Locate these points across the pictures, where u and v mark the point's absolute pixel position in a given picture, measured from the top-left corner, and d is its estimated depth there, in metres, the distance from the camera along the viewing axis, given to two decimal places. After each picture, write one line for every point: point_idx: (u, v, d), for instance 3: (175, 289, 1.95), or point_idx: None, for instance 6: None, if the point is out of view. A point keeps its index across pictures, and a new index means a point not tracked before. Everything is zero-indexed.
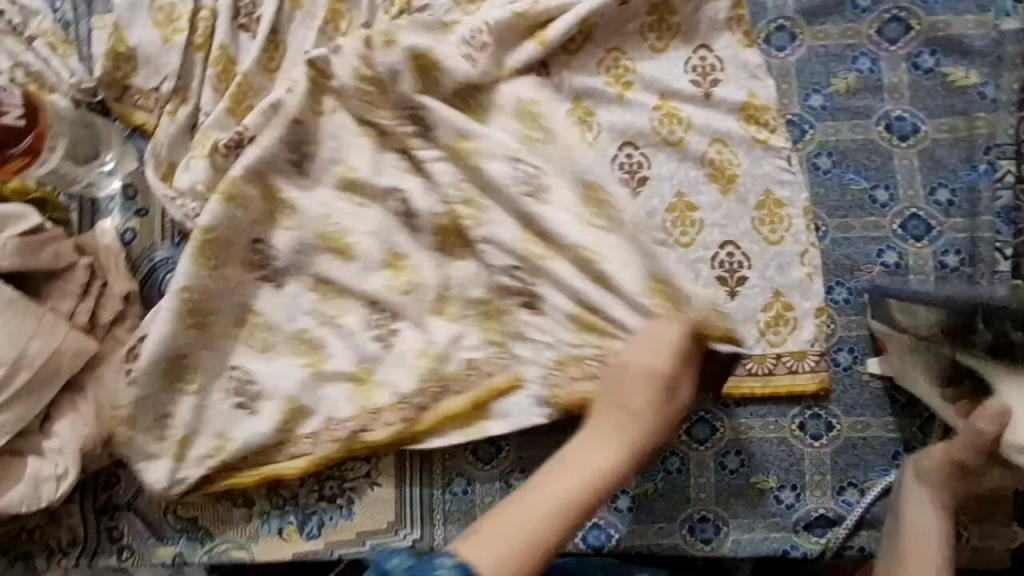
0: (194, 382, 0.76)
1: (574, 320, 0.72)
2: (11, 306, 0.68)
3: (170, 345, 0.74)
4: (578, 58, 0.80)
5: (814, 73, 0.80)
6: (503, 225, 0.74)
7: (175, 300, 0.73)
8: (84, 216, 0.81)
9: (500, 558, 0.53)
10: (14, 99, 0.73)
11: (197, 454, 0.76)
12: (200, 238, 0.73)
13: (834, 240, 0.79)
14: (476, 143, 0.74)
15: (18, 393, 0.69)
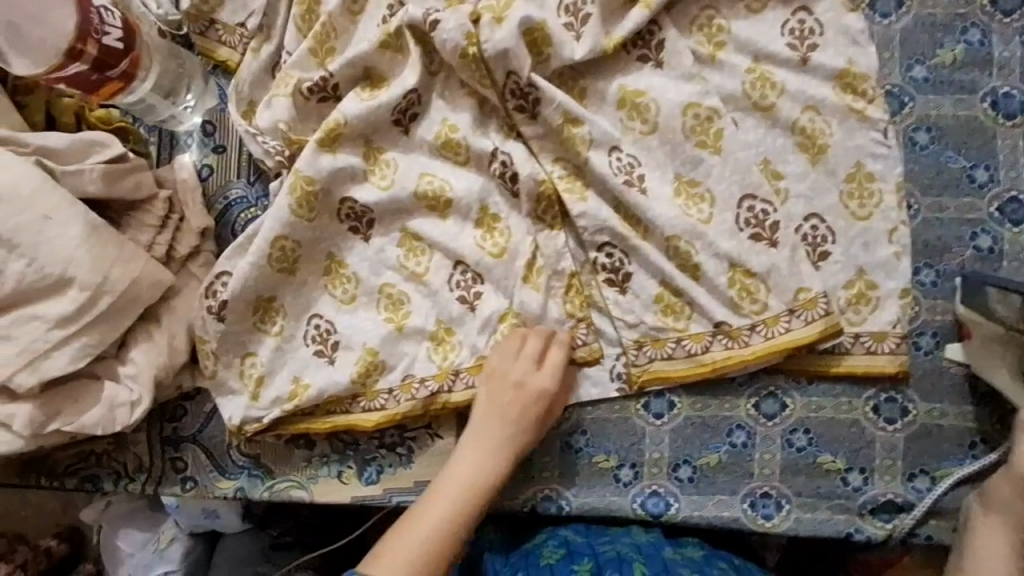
0: (271, 325, 0.77)
1: (658, 302, 0.77)
2: (97, 231, 0.68)
3: (256, 286, 0.75)
4: (671, 15, 0.77)
5: (919, 43, 0.76)
6: (597, 205, 0.76)
7: (269, 246, 0.75)
8: (163, 149, 0.81)
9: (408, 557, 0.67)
10: (115, 20, 0.68)
11: (263, 391, 0.77)
12: (300, 187, 0.74)
13: (926, 220, 0.76)
14: (584, 129, 0.75)
15: (99, 318, 0.69)
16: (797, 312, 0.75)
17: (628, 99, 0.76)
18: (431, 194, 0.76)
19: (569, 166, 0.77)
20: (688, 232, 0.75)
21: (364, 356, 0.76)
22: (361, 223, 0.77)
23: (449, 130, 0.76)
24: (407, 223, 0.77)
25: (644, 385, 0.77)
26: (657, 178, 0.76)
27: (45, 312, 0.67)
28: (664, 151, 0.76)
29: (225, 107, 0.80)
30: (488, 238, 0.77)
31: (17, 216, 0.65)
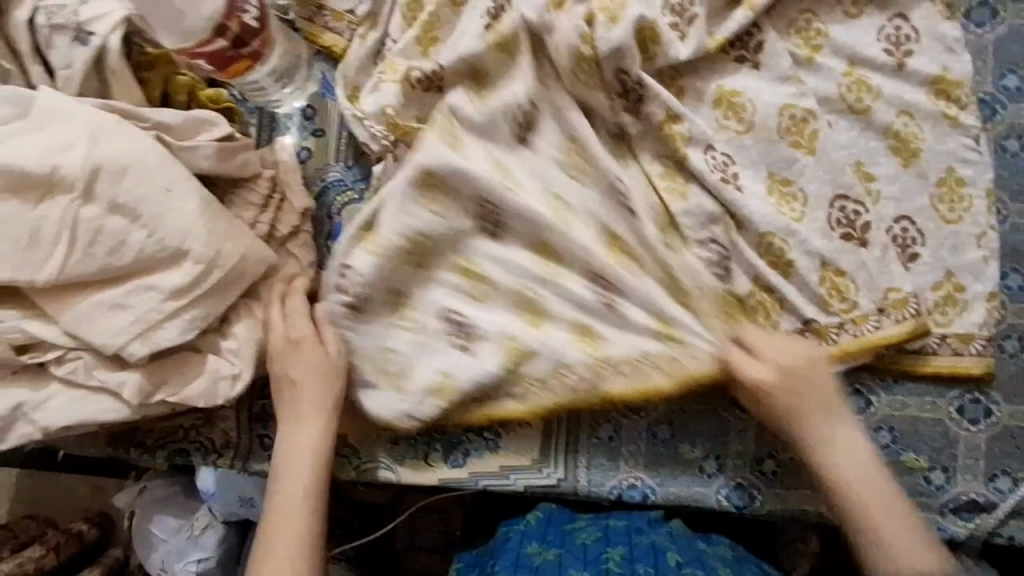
0: (404, 317, 0.78)
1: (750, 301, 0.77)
2: (211, 205, 0.70)
3: (385, 275, 0.77)
4: (771, 17, 0.79)
5: (1013, 53, 0.77)
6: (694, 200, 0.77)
7: (403, 239, 0.76)
8: (263, 131, 0.82)
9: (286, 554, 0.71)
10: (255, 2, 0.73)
11: (412, 383, 0.77)
12: (427, 184, 0.75)
13: (1014, 226, 0.77)
14: (684, 125, 0.77)
15: (209, 291, 0.71)
16: (886, 313, 0.75)
17: (728, 97, 0.78)
18: (534, 187, 0.76)
19: (665, 160, 0.78)
20: (783, 229, 0.76)
21: (508, 347, 0.76)
22: (492, 225, 0.77)
23: (550, 120, 0.77)
24: (506, 213, 0.76)
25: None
26: (753, 175, 0.77)
27: (161, 283, 0.68)
28: (763, 149, 0.77)
29: (327, 92, 0.82)
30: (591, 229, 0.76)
31: (141, 186, 0.66)
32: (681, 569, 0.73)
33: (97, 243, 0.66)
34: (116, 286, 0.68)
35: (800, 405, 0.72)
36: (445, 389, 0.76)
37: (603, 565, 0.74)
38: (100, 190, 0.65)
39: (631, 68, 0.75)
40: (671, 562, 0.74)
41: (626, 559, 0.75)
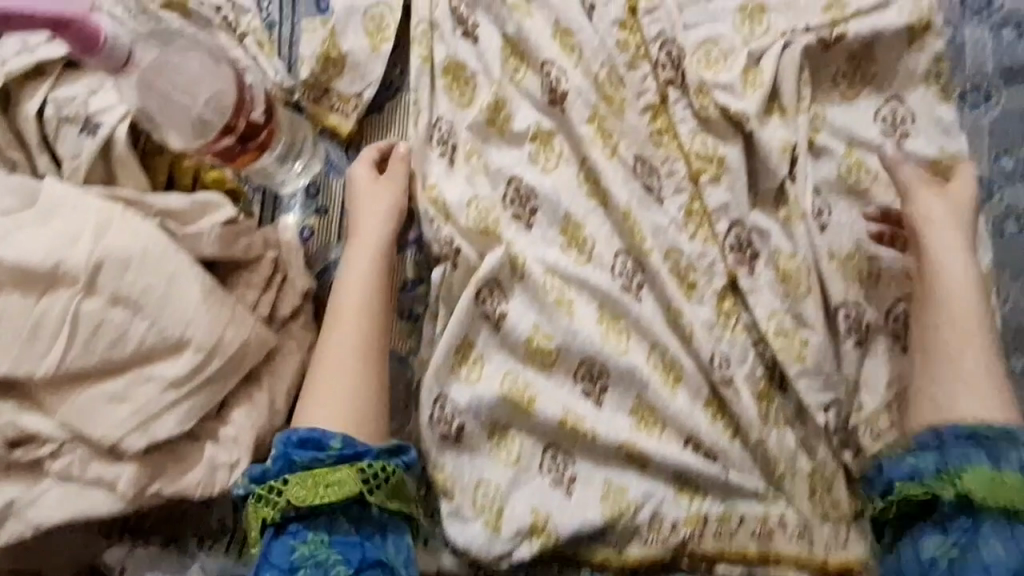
0: (511, 453, 0.77)
1: (754, 384, 0.77)
2: (213, 292, 0.69)
3: (498, 411, 0.77)
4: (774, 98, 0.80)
5: (1009, 135, 0.78)
6: (698, 281, 0.78)
7: (503, 381, 0.77)
8: (266, 209, 0.82)
9: (350, 338, 0.74)
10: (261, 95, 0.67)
11: (500, 522, 0.75)
12: (537, 342, 0.77)
13: (1015, 307, 0.77)
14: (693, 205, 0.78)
15: (208, 380, 0.70)
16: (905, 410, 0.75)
17: (733, 180, 0.77)
18: (553, 288, 0.77)
19: (668, 243, 0.78)
20: (786, 310, 0.76)
21: (608, 494, 0.76)
22: (594, 386, 0.77)
23: (568, 219, 0.79)
24: (538, 316, 0.77)
25: (748, 465, 0.76)
26: (763, 258, 0.77)
27: (161, 373, 0.68)
28: (769, 232, 0.77)
29: (332, 171, 0.82)
30: (606, 321, 0.78)
31: (144, 277, 0.66)
32: None
33: (98, 336, 0.65)
34: (114, 378, 0.67)
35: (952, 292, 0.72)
36: (543, 529, 0.75)
37: None
38: (102, 283, 0.65)
39: None
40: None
41: None
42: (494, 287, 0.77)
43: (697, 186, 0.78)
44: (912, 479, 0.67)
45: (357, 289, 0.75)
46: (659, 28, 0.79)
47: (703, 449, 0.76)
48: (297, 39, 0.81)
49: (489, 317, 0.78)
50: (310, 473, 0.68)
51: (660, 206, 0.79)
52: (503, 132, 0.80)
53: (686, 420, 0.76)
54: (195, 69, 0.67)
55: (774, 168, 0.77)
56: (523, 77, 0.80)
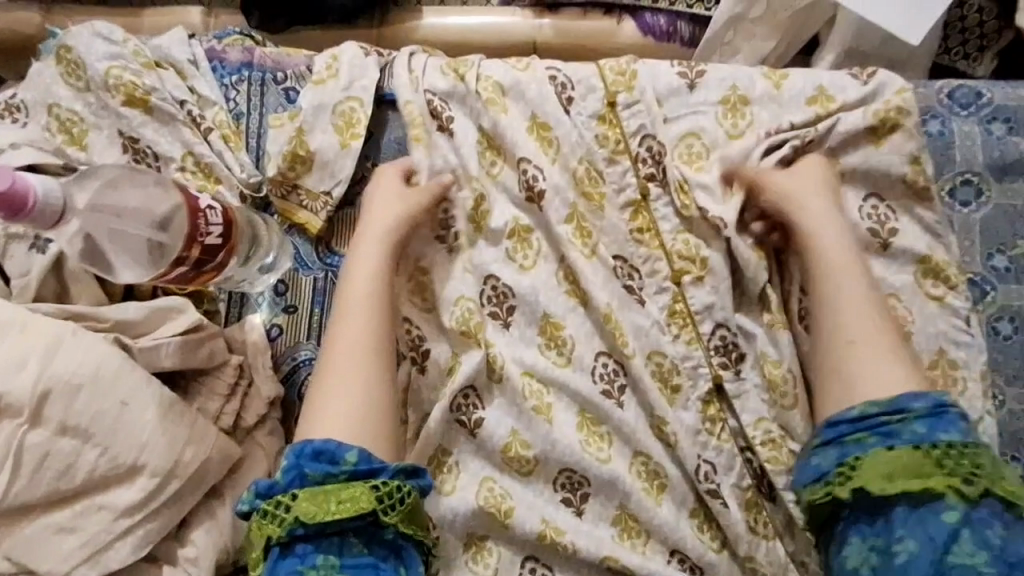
0: (488, 566, 0.73)
1: (742, 494, 0.73)
2: (171, 409, 0.66)
3: (473, 522, 0.73)
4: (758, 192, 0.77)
5: (999, 230, 0.76)
6: (682, 387, 0.74)
7: (479, 489, 0.73)
8: (232, 307, 0.79)
9: (360, 346, 0.70)
10: (217, 217, 0.62)
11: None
12: (513, 450, 0.73)
13: (1011, 411, 0.74)
14: (674, 309, 0.75)
15: (167, 502, 0.66)
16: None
17: (713, 281, 0.74)
18: (534, 391, 0.74)
19: (650, 345, 0.74)
20: (773, 417, 0.73)
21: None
22: (574, 494, 0.74)
23: (547, 319, 0.75)
24: (514, 421, 0.74)
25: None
26: (749, 361, 0.74)
27: (113, 502, 0.64)
28: (755, 333, 0.75)
29: (301, 266, 0.79)
30: (585, 428, 0.74)
31: (96, 403, 0.63)
32: None
33: (45, 468, 0.61)
34: (66, 507, 0.64)
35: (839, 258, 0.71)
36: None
37: None
38: (50, 413, 0.61)
39: None
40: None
41: None
42: (470, 390, 0.74)
43: (680, 287, 0.75)
44: (819, 482, 0.65)
45: (364, 293, 0.72)
46: (637, 125, 0.77)
47: (688, 561, 0.72)
48: (265, 130, 0.79)
49: (464, 424, 0.74)
50: (322, 488, 0.63)
51: (642, 308, 0.75)
52: (480, 229, 0.77)
53: (671, 532, 0.72)
54: (140, 197, 0.61)
55: (757, 269, 0.74)
56: (499, 172, 0.77)
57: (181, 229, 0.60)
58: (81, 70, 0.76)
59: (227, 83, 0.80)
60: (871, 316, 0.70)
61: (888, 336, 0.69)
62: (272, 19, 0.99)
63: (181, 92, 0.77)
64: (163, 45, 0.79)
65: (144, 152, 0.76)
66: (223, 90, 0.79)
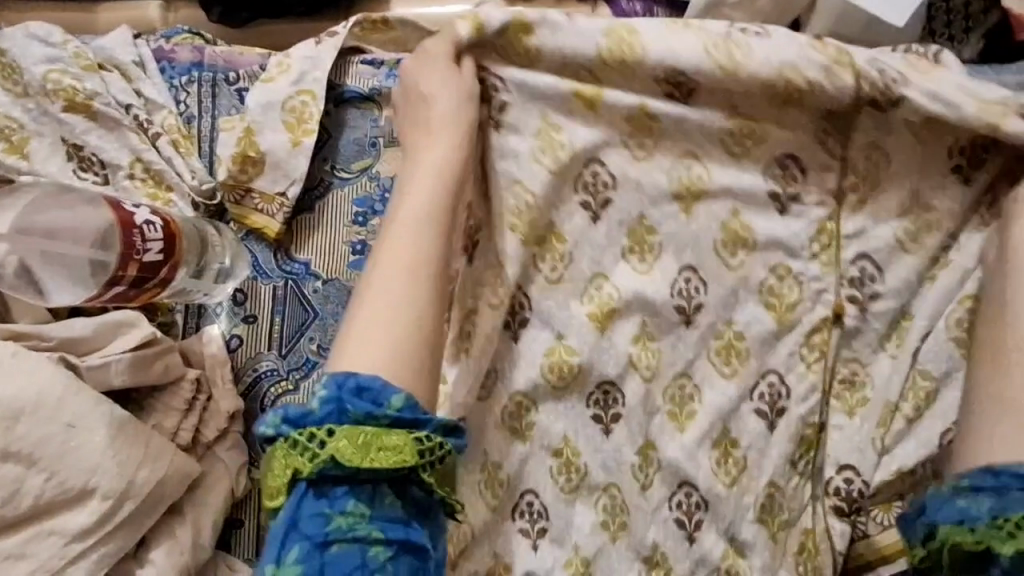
0: (496, 497, 0.71)
1: (715, 494, 0.72)
2: (122, 429, 0.64)
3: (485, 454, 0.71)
4: None
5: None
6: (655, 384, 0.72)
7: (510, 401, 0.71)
8: (190, 319, 0.76)
9: (415, 261, 0.56)
10: (155, 232, 0.60)
11: (461, 560, 0.71)
12: (560, 354, 0.71)
13: None
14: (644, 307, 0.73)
15: (121, 523, 0.64)
16: (907, 497, 0.73)
17: (879, 207, 0.72)
18: (599, 297, 0.72)
19: (773, 257, 0.73)
20: (865, 360, 0.73)
21: (573, 560, 0.71)
22: (606, 414, 0.72)
23: (641, 221, 0.72)
24: (558, 325, 0.72)
25: (745, 512, 0.72)
26: (886, 294, 0.72)
27: (64, 527, 0.62)
28: (891, 268, 0.72)
29: (260, 275, 0.77)
30: (638, 342, 0.73)
31: (40, 427, 0.60)
32: None
33: None
34: (13, 533, 0.61)
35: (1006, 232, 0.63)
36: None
37: None
38: None
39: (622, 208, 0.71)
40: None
41: None
42: (521, 295, 0.72)
43: (841, 205, 0.73)
44: (960, 526, 0.50)
45: (425, 195, 0.59)
46: None
47: (695, 494, 0.72)
48: (217, 133, 0.76)
49: (510, 328, 0.72)
50: (364, 431, 0.50)
51: (783, 217, 0.73)
52: None
53: (685, 464, 0.72)
54: (68, 217, 0.60)
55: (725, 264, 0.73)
56: None
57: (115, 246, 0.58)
58: (18, 75, 0.73)
59: (177, 84, 0.77)
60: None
61: None
62: (234, 12, 0.89)
63: (126, 95, 0.74)
64: (105, 46, 0.76)
65: (90, 159, 0.73)
66: (171, 92, 0.76)
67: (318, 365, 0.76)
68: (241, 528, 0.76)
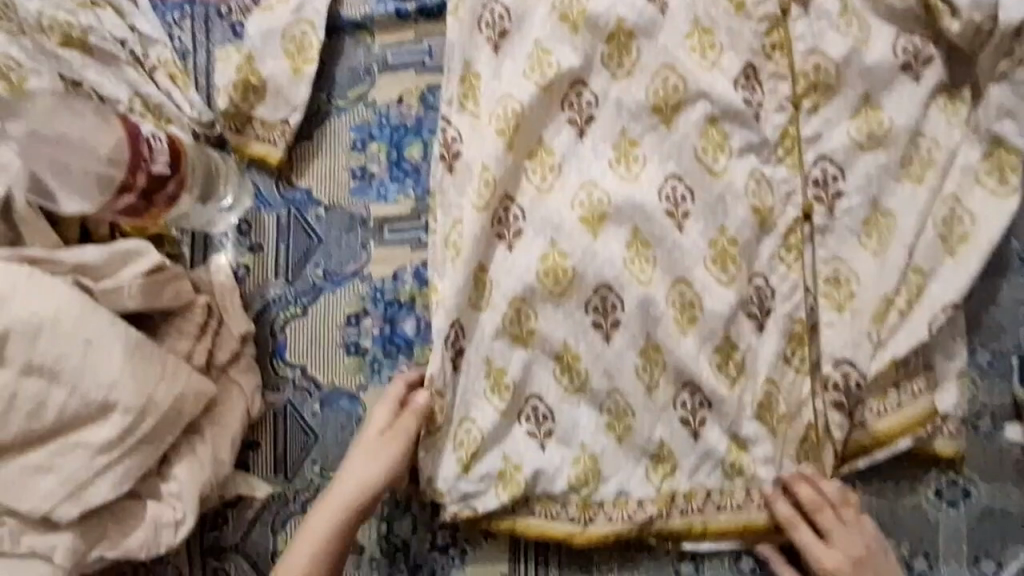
0: (503, 400, 0.75)
1: (715, 391, 0.74)
2: (139, 347, 0.66)
3: (490, 358, 0.75)
4: (716, 94, 0.75)
5: (1011, 102, 0.73)
6: (653, 294, 0.74)
7: (508, 307, 0.75)
8: (197, 250, 0.78)
9: (322, 533, 0.71)
10: (162, 146, 0.64)
11: (474, 464, 0.74)
12: (553, 261, 0.75)
13: (981, 300, 0.75)
14: (639, 221, 0.75)
15: (143, 439, 0.67)
16: (904, 386, 0.73)
17: (833, 111, 0.75)
18: (591, 202, 0.75)
19: (749, 162, 0.76)
20: (847, 258, 0.75)
21: (582, 458, 0.75)
22: (606, 318, 0.75)
23: (623, 135, 0.77)
24: (554, 232, 0.75)
25: (745, 411, 0.74)
26: (849, 191, 0.74)
27: (88, 440, 0.64)
28: (856, 167, 0.74)
29: (263, 205, 0.78)
30: (634, 248, 0.75)
31: (58, 344, 0.62)
32: None
33: (12, 410, 0.61)
34: (39, 449, 0.64)
35: (789, 518, 0.73)
36: (513, 480, 0.74)
37: None
38: (12, 354, 0.61)
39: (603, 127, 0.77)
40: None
41: None
42: (507, 203, 0.77)
43: (798, 109, 0.76)
44: None
45: (351, 489, 0.72)
46: (591, 39, 0.76)
47: (700, 395, 0.75)
48: (213, 67, 0.77)
49: (502, 236, 0.76)
50: None
51: (758, 123, 0.76)
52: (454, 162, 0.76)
53: (690, 367, 0.74)
54: (80, 131, 0.63)
55: (711, 173, 0.75)
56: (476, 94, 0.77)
57: (122, 157, 0.62)
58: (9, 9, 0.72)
59: (170, 21, 0.78)
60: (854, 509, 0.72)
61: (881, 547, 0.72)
62: None
63: (121, 32, 0.75)
64: None
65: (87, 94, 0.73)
66: (165, 27, 0.78)
67: (325, 290, 0.78)
68: (259, 449, 0.79)
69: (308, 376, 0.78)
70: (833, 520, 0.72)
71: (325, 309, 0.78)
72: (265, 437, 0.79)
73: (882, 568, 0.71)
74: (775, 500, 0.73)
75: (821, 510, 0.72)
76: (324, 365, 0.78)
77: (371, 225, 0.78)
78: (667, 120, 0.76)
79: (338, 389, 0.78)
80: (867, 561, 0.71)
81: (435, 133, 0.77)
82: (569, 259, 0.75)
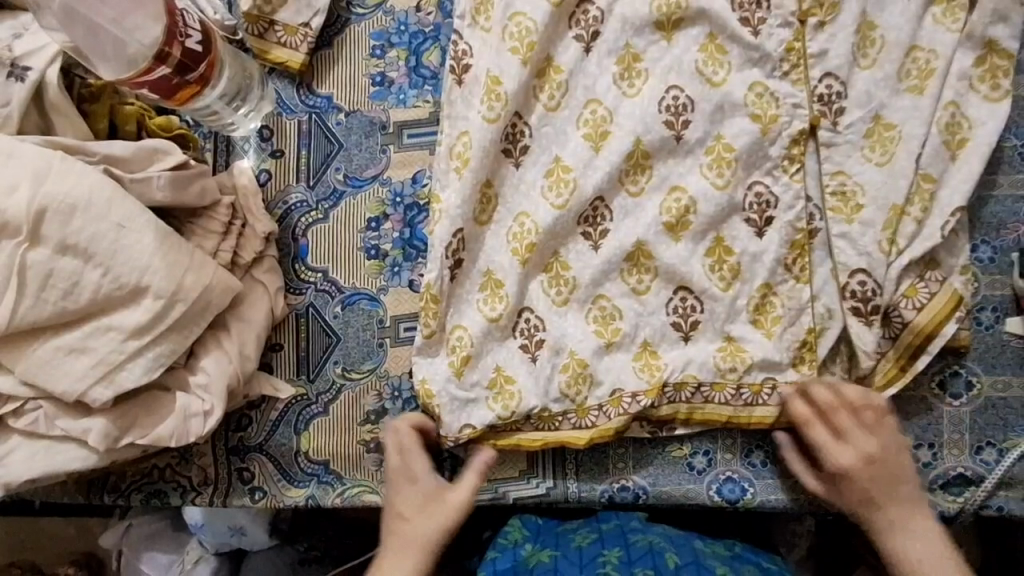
0: (495, 308, 0.75)
1: (716, 288, 0.74)
2: (167, 236, 0.67)
3: (501, 260, 0.76)
4: (715, 7, 0.75)
5: (1003, 7, 0.73)
6: (643, 207, 0.76)
7: (516, 222, 0.76)
8: (219, 156, 0.82)
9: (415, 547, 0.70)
10: (196, 23, 0.68)
11: (468, 370, 0.74)
12: (559, 173, 0.76)
13: (982, 197, 0.77)
14: (646, 139, 0.75)
15: (173, 326, 0.68)
16: (930, 277, 0.73)
17: (838, 29, 0.74)
18: (595, 119, 0.77)
19: (751, 75, 0.76)
20: (851, 170, 0.74)
21: (570, 364, 0.74)
22: (595, 229, 0.76)
23: (628, 49, 0.77)
24: (559, 149, 0.77)
25: (740, 313, 0.74)
26: (852, 107, 0.74)
27: (121, 322, 0.66)
28: (856, 83, 0.74)
29: (284, 110, 0.81)
30: (633, 159, 0.76)
31: (92, 225, 0.64)
32: (680, 571, 0.68)
33: (49, 287, 0.63)
34: (74, 329, 0.66)
35: (805, 416, 0.71)
36: (505, 390, 0.74)
37: (600, 568, 0.68)
38: (48, 232, 0.63)
39: (607, 41, 0.77)
40: (670, 563, 0.69)
41: (623, 561, 0.69)
42: (518, 121, 0.78)
43: (804, 25, 0.75)
44: None
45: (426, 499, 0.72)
46: None
47: (691, 298, 0.75)
48: None
49: (510, 153, 0.78)
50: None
51: (755, 38, 0.75)
52: (463, 81, 0.78)
53: (681, 268, 0.74)
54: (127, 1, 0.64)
55: (713, 85, 0.75)
56: (489, 7, 0.78)
57: (161, 26, 0.65)
58: None
59: None
60: (876, 437, 0.68)
61: (901, 456, 0.68)
62: None
63: None
64: None
65: None
66: None
67: (346, 193, 0.80)
68: (281, 350, 0.80)
69: (329, 279, 0.80)
70: (849, 421, 0.69)
71: (347, 211, 0.80)
72: (286, 339, 0.80)
73: (895, 470, 0.68)
74: (791, 399, 0.72)
75: (837, 409, 0.70)
76: (345, 266, 0.80)
77: (390, 130, 0.80)
78: (668, 35, 0.77)
79: (360, 291, 0.80)
80: (882, 461, 0.68)
81: (451, 36, 0.80)
82: (571, 171, 0.76)
